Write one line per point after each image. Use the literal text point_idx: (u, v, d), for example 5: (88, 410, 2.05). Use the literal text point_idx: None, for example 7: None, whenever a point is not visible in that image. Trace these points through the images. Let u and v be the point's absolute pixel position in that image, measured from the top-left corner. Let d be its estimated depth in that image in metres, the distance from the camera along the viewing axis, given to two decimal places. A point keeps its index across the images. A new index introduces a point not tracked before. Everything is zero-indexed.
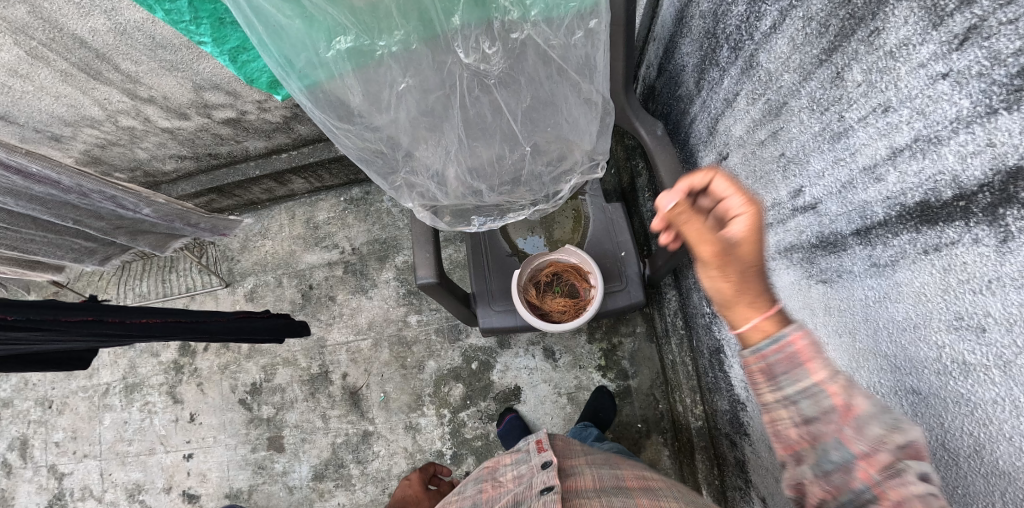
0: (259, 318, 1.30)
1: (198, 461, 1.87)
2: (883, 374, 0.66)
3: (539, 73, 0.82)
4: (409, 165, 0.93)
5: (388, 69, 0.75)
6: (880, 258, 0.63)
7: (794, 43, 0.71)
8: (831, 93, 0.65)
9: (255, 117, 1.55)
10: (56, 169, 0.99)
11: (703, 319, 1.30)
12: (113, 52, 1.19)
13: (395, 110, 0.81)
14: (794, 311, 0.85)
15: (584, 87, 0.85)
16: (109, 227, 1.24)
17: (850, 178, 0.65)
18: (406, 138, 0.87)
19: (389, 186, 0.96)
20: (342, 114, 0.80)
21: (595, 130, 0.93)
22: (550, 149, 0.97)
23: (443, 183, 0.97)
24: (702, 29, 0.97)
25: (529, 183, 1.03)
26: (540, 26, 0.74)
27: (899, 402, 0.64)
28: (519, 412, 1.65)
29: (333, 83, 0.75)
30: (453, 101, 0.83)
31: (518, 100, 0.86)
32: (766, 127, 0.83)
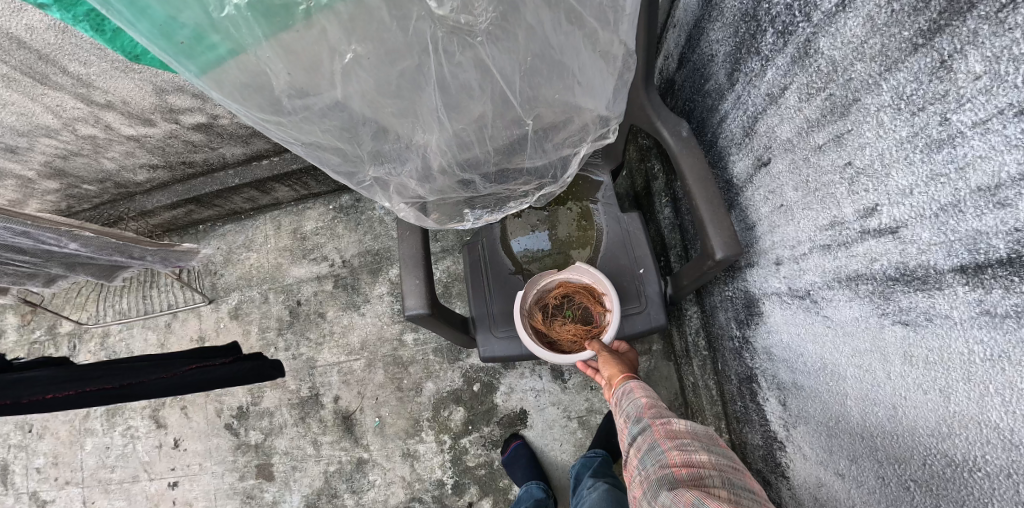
0: (215, 367, 1.21)
1: (184, 490, 1.75)
2: (990, 450, 0.52)
3: (544, 18, 0.58)
4: (378, 156, 0.72)
5: (323, 32, 0.50)
6: (997, 307, 0.48)
7: (872, 24, 0.56)
8: (928, 88, 0.50)
9: (229, 122, 1.41)
10: None
11: (732, 342, 1.15)
12: (57, 53, 1.06)
13: (341, 88, 0.57)
14: (856, 352, 0.71)
15: (598, 32, 0.64)
16: (39, 260, 1.11)
17: (954, 200, 0.50)
18: (368, 124, 0.65)
19: (356, 181, 0.77)
20: (267, 100, 0.58)
21: (610, 92, 0.75)
22: (557, 124, 0.76)
23: (423, 175, 0.77)
24: (738, 12, 0.82)
25: (531, 161, 0.82)
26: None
27: (1010, 486, 0.50)
28: (525, 438, 1.52)
29: (240, 53, 0.51)
30: (422, 74, 0.58)
31: (517, 64, 0.62)
32: (826, 130, 0.68)
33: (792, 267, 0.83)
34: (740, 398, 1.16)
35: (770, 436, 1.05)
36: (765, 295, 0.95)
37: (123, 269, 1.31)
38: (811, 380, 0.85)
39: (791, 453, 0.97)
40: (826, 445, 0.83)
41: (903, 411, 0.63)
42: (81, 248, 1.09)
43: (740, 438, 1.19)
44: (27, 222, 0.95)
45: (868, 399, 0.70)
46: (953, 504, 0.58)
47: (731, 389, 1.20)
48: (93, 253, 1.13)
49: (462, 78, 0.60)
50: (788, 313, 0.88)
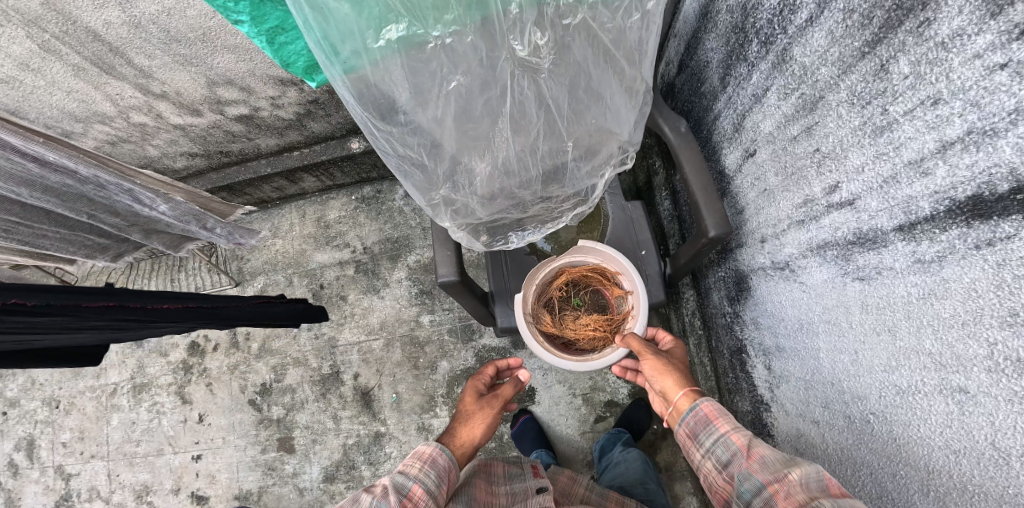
0: (279, 305, 1.30)
1: (207, 462, 1.83)
2: (926, 372, 0.64)
3: (591, 62, 0.75)
4: (452, 174, 0.87)
5: (439, 62, 0.69)
6: (925, 254, 0.61)
7: (833, 36, 0.71)
8: (874, 86, 0.65)
9: (269, 114, 1.53)
10: (73, 157, 0.98)
11: (724, 319, 1.28)
12: (126, 46, 1.13)
13: (440, 107, 0.74)
14: (826, 310, 0.84)
15: (629, 73, 0.79)
16: (123, 224, 1.26)
17: (893, 172, 0.65)
18: (450, 145, 0.81)
19: (425, 198, 0.90)
20: (380, 116, 0.74)
21: (635, 121, 0.88)
22: (592, 148, 0.92)
23: (480, 188, 0.92)
24: (729, 24, 0.97)
25: (566, 182, 0.98)
26: (597, 9, 0.69)
27: (944, 401, 0.62)
28: (533, 414, 1.62)
29: (377, 75, 0.67)
30: (497, 98, 0.76)
31: (567, 93, 0.79)
32: (799, 123, 0.82)
33: (774, 243, 0.97)
34: (732, 370, 1.28)
35: (757, 400, 1.17)
36: (753, 270, 1.08)
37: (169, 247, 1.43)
38: (791, 341, 0.98)
39: (776, 413, 1.09)
40: (803, 398, 0.96)
41: (864, 355, 0.76)
42: (168, 212, 1.22)
43: (731, 408, 1.32)
44: (134, 181, 1.10)
45: (837, 350, 0.83)
46: (900, 426, 0.70)
47: (724, 364, 1.32)
48: (175, 219, 1.25)
49: (524, 103, 0.79)
50: (772, 284, 1.01)
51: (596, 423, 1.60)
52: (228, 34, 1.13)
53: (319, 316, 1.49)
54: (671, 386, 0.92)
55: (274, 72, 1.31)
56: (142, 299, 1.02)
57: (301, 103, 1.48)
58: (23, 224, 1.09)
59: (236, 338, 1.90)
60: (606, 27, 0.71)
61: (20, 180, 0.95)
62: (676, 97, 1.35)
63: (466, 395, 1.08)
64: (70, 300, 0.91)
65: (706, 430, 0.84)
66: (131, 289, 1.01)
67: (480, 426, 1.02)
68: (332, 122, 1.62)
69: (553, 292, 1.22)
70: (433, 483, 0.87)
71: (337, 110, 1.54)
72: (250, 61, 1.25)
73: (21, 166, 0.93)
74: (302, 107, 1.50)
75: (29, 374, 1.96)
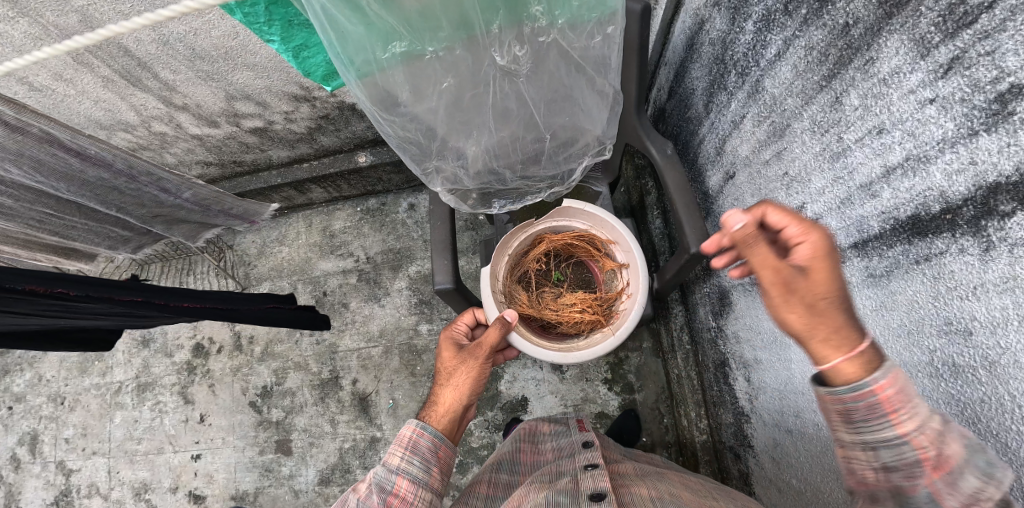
0: (288, 309, 1.35)
1: (206, 462, 1.87)
2: None
3: (562, 70, 0.90)
4: (442, 151, 1.00)
5: (434, 70, 0.82)
6: (877, 268, 0.68)
7: (796, 70, 0.79)
8: (830, 116, 0.73)
9: (282, 127, 1.62)
10: (111, 151, 1.08)
11: (709, 333, 1.34)
12: (154, 61, 1.22)
13: (436, 100, 0.88)
14: None
15: (598, 81, 0.93)
16: (149, 216, 1.36)
17: (848, 194, 0.72)
18: (441, 128, 0.94)
19: (420, 170, 1.02)
20: (384, 107, 0.86)
21: (606, 118, 1.01)
22: (566, 138, 1.05)
23: (469, 164, 1.04)
24: (711, 55, 1.05)
25: (544, 166, 1.10)
26: (565, 32, 0.83)
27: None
28: (524, 423, 1.64)
29: (384, 78, 0.81)
30: (485, 94, 0.90)
31: (544, 92, 0.93)
32: (771, 148, 0.90)
33: None
34: (717, 383, 1.35)
35: (739, 412, 1.24)
36: (733, 286, 1.15)
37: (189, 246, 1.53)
38: (767, 354, 1.03)
39: (755, 422, 1.15)
40: (778, 407, 1.02)
41: None
42: (189, 199, 1.38)
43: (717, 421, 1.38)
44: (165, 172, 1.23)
45: (805, 361, 0.89)
46: None
47: (710, 376, 1.38)
48: (195, 205, 1.43)
49: (507, 98, 0.92)
50: (750, 299, 1.07)
51: None
52: (247, 53, 1.22)
53: (321, 323, 1.55)
54: (821, 349, 0.53)
55: (289, 90, 1.40)
56: (167, 295, 1.06)
57: (313, 118, 1.58)
58: (55, 216, 1.18)
59: (240, 340, 1.95)
60: (573, 46, 0.85)
61: (60, 172, 1.05)
62: (667, 120, 1.44)
63: (444, 351, 1.07)
64: (105, 294, 0.96)
65: (874, 423, 0.52)
66: (155, 284, 1.05)
67: (465, 385, 1.02)
68: (341, 136, 1.71)
69: (531, 265, 1.28)
70: (419, 471, 0.93)
71: (347, 125, 1.64)
72: (267, 78, 1.34)
73: (64, 159, 1.03)
74: (313, 121, 1.59)
75: (37, 371, 2.03)
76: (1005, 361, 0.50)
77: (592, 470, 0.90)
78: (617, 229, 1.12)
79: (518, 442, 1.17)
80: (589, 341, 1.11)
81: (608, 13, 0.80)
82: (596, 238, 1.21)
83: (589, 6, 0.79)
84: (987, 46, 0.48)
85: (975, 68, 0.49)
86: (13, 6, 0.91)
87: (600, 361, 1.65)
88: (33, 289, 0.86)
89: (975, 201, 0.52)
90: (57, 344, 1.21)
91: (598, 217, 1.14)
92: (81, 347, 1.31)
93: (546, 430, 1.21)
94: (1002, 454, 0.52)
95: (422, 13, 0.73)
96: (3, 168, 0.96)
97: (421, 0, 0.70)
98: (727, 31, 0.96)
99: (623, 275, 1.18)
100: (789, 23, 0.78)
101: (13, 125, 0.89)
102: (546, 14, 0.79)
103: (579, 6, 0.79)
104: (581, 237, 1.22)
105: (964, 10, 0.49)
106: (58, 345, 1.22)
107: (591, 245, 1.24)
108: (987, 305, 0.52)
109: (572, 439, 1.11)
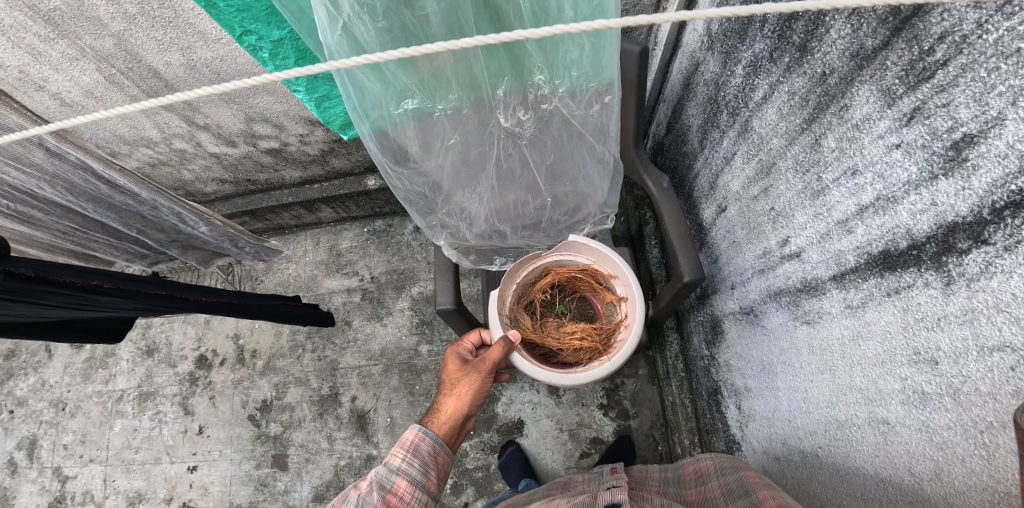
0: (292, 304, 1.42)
1: (202, 474, 1.87)
2: (858, 406, 0.75)
3: (564, 135, 0.99)
4: (448, 206, 1.10)
5: (442, 124, 0.89)
6: (853, 300, 0.74)
7: (781, 113, 0.85)
8: (811, 156, 0.78)
9: (295, 149, 1.68)
10: (139, 184, 1.15)
11: (704, 362, 1.38)
12: None
13: (444, 158, 0.96)
14: (783, 352, 0.97)
15: (598, 149, 1.03)
16: (165, 239, 1.43)
17: (827, 230, 0.77)
18: (448, 183, 1.03)
19: (425, 222, 1.14)
20: (395, 160, 0.93)
21: (605, 185, 1.12)
22: (567, 200, 1.17)
23: (472, 221, 1.16)
24: (706, 96, 1.13)
25: (545, 227, 1.24)
26: (565, 99, 0.90)
27: (873, 432, 0.73)
28: (520, 445, 1.65)
29: (396, 132, 0.86)
30: (490, 154, 0.99)
31: (546, 157, 1.04)
32: (759, 184, 0.96)
33: (742, 290, 1.11)
34: (710, 410, 1.38)
35: (731, 440, 1.28)
36: (726, 315, 1.21)
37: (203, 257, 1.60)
38: (756, 382, 1.10)
39: (745, 450, 1.21)
40: (767, 435, 1.09)
41: (811, 392, 0.88)
42: (207, 232, 1.44)
43: (710, 449, 1.40)
44: (183, 207, 1.30)
45: (792, 389, 0.95)
46: (843, 457, 0.82)
47: (703, 404, 1.41)
48: (212, 238, 1.48)
49: (513, 160, 1.03)
50: (740, 328, 1.15)
51: (581, 459, 1.62)
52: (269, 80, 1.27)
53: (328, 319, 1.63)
54: None
55: (306, 114, 1.46)
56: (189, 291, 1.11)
57: (327, 141, 1.65)
58: (79, 230, 1.25)
59: (244, 353, 1.98)
60: (574, 113, 0.93)
61: (89, 194, 1.12)
62: (665, 154, 1.51)
63: (449, 363, 1.13)
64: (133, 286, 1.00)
65: None
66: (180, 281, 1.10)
67: (467, 395, 1.09)
68: (353, 159, 1.79)
69: (536, 294, 1.30)
70: (418, 472, 0.98)
71: (358, 149, 1.71)
72: (285, 103, 1.39)
73: (93, 185, 1.09)
74: (326, 144, 1.66)
75: (41, 375, 2.05)
76: (967, 389, 0.56)
77: (614, 489, 0.91)
78: (619, 265, 1.16)
79: (551, 489, 1.14)
80: (587, 367, 1.13)
81: (606, 83, 0.86)
82: (599, 273, 1.24)
83: (587, 77, 0.85)
84: (943, 99, 0.53)
85: (933, 118, 0.55)
86: (53, 28, 0.96)
87: (597, 386, 1.67)
88: (72, 282, 0.91)
89: (937, 238, 0.57)
90: (73, 334, 1.24)
91: (601, 253, 1.19)
92: (95, 337, 1.34)
93: (579, 477, 1.18)
94: (966, 478, 0.57)
95: (435, 75, 0.78)
96: (39, 188, 1.03)
97: (435, 65, 0.76)
98: (720, 73, 1.03)
99: (623, 307, 1.22)
100: (774, 69, 0.84)
101: (52, 151, 0.95)
102: (548, 83, 0.86)
103: (579, 76, 0.85)
104: (584, 272, 1.26)
105: (923, 66, 0.55)
106: (76, 333, 1.26)
107: (595, 279, 1.28)
108: (949, 335, 0.57)
109: (604, 481, 1.09)
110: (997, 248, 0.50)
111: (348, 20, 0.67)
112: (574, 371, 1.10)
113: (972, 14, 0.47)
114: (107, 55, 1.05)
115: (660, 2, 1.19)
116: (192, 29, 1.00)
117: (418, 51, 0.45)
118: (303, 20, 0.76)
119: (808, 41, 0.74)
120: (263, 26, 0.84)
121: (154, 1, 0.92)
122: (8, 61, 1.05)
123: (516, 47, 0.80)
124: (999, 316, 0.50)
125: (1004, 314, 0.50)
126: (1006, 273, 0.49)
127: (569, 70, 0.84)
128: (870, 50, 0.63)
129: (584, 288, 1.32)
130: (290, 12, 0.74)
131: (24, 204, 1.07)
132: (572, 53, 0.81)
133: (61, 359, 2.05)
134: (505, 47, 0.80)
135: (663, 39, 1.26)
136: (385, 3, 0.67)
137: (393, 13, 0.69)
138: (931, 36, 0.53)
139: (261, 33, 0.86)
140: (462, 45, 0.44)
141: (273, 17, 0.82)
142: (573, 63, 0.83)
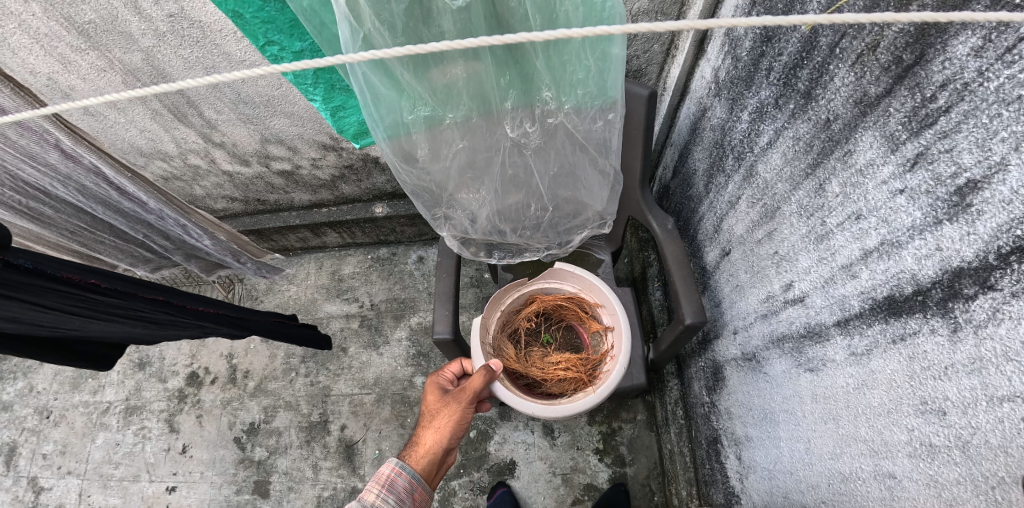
0: (292, 325, 1.42)
1: (180, 496, 1.79)
2: (863, 458, 0.72)
3: (567, 149, 1.01)
4: (451, 203, 1.09)
5: (451, 134, 0.92)
6: (857, 347, 0.71)
7: (786, 157, 0.85)
8: (815, 201, 0.78)
9: (307, 172, 1.72)
10: (149, 193, 1.18)
11: (703, 408, 1.34)
12: (202, 101, 1.31)
13: (452, 159, 0.98)
14: (786, 400, 0.94)
15: (600, 160, 1.06)
16: (171, 247, 1.46)
17: (832, 274, 0.75)
18: (453, 185, 1.04)
19: (429, 215, 1.12)
20: (404, 161, 0.95)
21: (605, 196, 1.14)
22: (567, 207, 1.17)
23: (477, 219, 1.14)
24: (712, 140, 1.15)
25: (545, 230, 1.23)
26: (571, 117, 0.94)
27: (878, 486, 0.69)
28: (510, 487, 1.56)
29: (407, 138, 0.90)
30: (495, 161, 1.01)
31: (548, 165, 1.05)
32: (763, 228, 0.96)
33: (744, 335, 1.09)
34: (709, 460, 1.32)
35: (730, 492, 1.22)
36: (727, 361, 1.18)
37: (220, 268, 1.69)
38: (757, 430, 1.06)
39: (744, 504, 1.15)
40: (767, 488, 1.03)
41: (814, 443, 0.85)
42: (210, 245, 1.47)
43: (708, 501, 1.33)
44: (191, 219, 1.33)
45: (796, 438, 0.91)
46: None
47: (702, 453, 1.35)
48: (215, 251, 1.51)
49: (515, 166, 1.04)
50: (741, 376, 1.11)
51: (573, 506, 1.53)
52: (287, 103, 1.32)
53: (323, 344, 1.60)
54: None
55: (320, 139, 1.51)
56: (184, 298, 1.12)
57: (338, 166, 1.69)
58: (87, 231, 1.29)
59: (236, 373, 1.95)
60: (577, 129, 0.97)
61: (100, 194, 1.15)
62: (671, 197, 1.53)
63: (431, 394, 1.10)
64: (130, 288, 1.01)
65: None
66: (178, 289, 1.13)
67: (447, 427, 1.05)
68: (362, 186, 1.83)
69: (521, 322, 1.29)
70: None
71: (368, 177, 1.76)
72: (302, 126, 1.44)
73: (105, 189, 1.12)
74: (337, 170, 1.71)
75: (31, 380, 2.03)
76: (977, 442, 0.53)
77: None
78: (605, 294, 1.16)
79: None
80: (572, 398, 1.09)
81: (609, 102, 0.91)
82: (585, 301, 1.24)
83: (592, 95, 0.90)
84: (946, 144, 0.53)
85: (936, 163, 0.54)
86: (86, 39, 1.03)
87: (593, 429, 1.60)
88: (70, 278, 0.91)
89: (942, 284, 0.56)
90: (61, 356, 1.19)
91: (588, 281, 1.19)
92: (84, 363, 1.29)
93: None
94: None
95: (446, 88, 0.82)
96: (52, 187, 1.07)
97: (447, 78, 0.81)
98: (726, 118, 1.05)
99: (608, 337, 1.21)
100: (779, 114, 0.86)
101: (68, 151, 0.98)
102: (555, 100, 0.90)
103: (584, 95, 0.90)
104: (570, 300, 1.26)
105: (925, 113, 0.55)
106: (62, 357, 1.20)
107: (580, 308, 1.27)
108: (957, 385, 0.55)
109: None
110: (1003, 294, 0.48)
111: (369, 34, 0.71)
112: (560, 403, 1.06)
113: (974, 63, 0.49)
114: (134, 68, 1.11)
115: (671, 49, 1.24)
116: (218, 50, 1.07)
117: (426, 49, 0.48)
118: (324, 34, 0.80)
119: (812, 89, 0.76)
120: (286, 37, 0.89)
121: (185, 21, 0.98)
122: (40, 68, 1.12)
123: (527, 68, 0.85)
124: (1008, 365, 0.48)
125: (1015, 363, 0.48)
126: (1015, 321, 0.47)
127: (574, 90, 0.89)
128: (873, 97, 0.64)
129: (570, 316, 1.31)
130: (313, 26, 0.78)
131: (34, 202, 1.11)
132: (578, 74, 0.86)
133: (53, 365, 2.03)
134: (513, 64, 0.84)
135: (671, 85, 1.30)
136: (404, 20, 0.72)
137: (412, 31, 0.74)
138: (932, 84, 0.54)
139: (284, 45, 0.90)
140: (468, 44, 0.47)
141: (296, 30, 0.88)
142: (578, 83, 0.88)
